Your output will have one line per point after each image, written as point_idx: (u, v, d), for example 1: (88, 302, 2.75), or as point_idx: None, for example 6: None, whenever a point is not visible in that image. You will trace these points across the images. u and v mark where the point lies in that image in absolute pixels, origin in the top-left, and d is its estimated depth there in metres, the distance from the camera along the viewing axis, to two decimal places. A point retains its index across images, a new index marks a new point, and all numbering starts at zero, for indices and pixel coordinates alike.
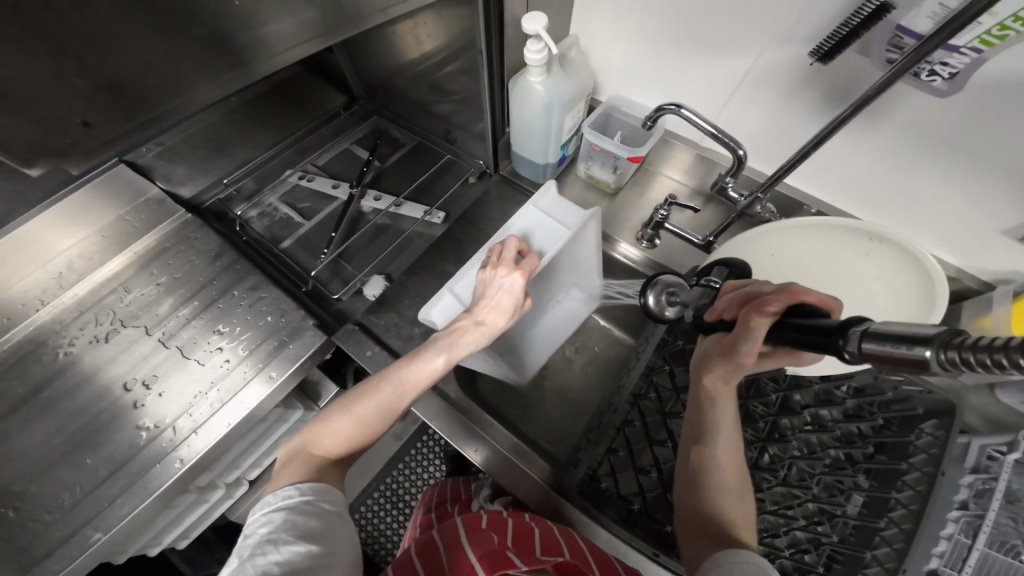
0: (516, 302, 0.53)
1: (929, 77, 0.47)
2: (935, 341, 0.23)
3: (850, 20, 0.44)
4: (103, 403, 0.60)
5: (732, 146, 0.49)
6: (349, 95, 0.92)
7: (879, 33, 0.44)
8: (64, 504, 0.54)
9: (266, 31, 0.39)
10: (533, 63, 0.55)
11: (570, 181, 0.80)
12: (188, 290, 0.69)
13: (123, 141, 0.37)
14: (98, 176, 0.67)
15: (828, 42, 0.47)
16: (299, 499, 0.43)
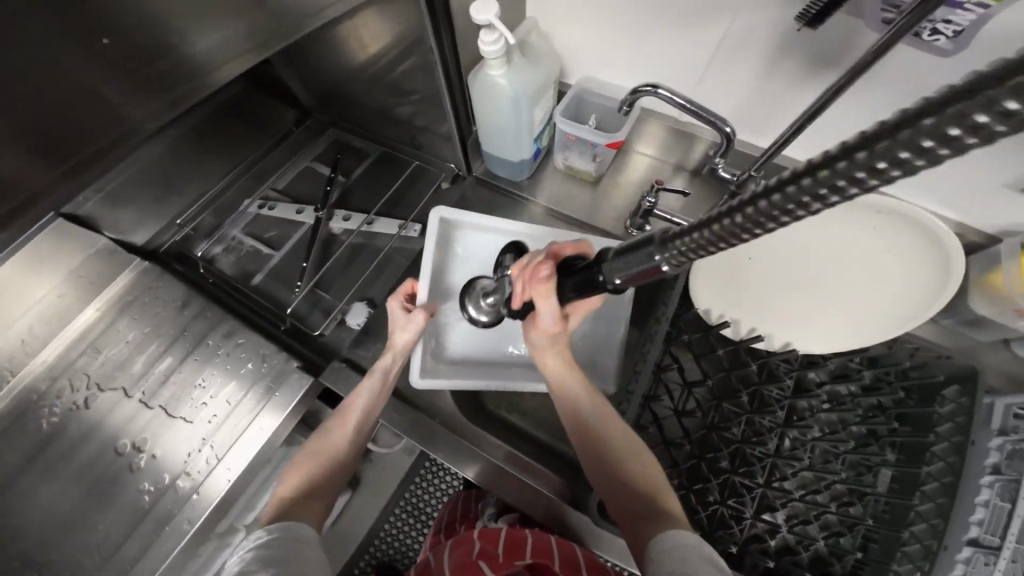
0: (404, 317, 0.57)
1: (931, 37, 0.43)
2: (658, 243, 0.27)
3: None
4: (104, 464, 0.56)
5: (717, 124, 0.45)
6: (300, 108, 0.85)
7: None
8: (91, 566, 0.52)
9: (188, 52, 0.35)
10: (490, 55, 0.50)
11: (548, 174, 0.76)
12: (161, 343, 0.64)
13: None
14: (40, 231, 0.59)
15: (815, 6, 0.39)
16: (265, 537, 0.41)
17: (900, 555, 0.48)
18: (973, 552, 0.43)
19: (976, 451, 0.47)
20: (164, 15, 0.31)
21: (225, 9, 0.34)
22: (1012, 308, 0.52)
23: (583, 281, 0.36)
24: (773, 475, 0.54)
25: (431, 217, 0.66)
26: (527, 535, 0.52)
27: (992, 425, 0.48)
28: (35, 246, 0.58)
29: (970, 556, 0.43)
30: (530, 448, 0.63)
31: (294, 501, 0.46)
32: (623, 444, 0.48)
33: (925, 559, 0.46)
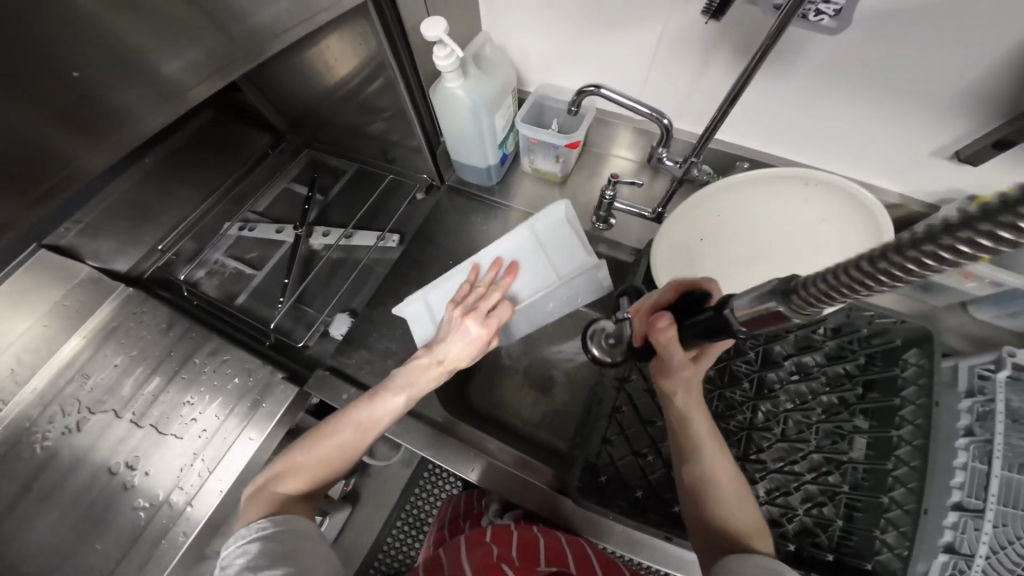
0: (479, 348, 0.56)
1: (815, 17, 0.43)
2: (776, 292, 0.24)
3: None
4: (96, 488, 0.57)
5: (655, 117, 0.48)
6: (274, 131, 0.88)
7: None
8: None
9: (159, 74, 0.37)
10: (445, 69, 0.53)
11: (518, 179, 0.79)
12: (148, 365, 0.65)
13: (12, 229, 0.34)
14: (20, 264, 0.62)
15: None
16: (271, 529, 0.43)
17: (884, 522, 0.47)
18: (960, 517, 0.44)
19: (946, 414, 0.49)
20: (142, 48, 0.34)
21: (186, 34, 0.36)
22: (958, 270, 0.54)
23: (704, 328, 0.34)
24: (749, 448, 0.57)
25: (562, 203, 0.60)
26: (538, 537, 0.50)
27: (960, 387, 0.50)
28: (10, 280, 0.62)
29: (958, 521, 0.44)
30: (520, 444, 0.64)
31: (289, 499, 0.47)
32: (720, 475, 0.44)
33: (907, 524, 0.45)
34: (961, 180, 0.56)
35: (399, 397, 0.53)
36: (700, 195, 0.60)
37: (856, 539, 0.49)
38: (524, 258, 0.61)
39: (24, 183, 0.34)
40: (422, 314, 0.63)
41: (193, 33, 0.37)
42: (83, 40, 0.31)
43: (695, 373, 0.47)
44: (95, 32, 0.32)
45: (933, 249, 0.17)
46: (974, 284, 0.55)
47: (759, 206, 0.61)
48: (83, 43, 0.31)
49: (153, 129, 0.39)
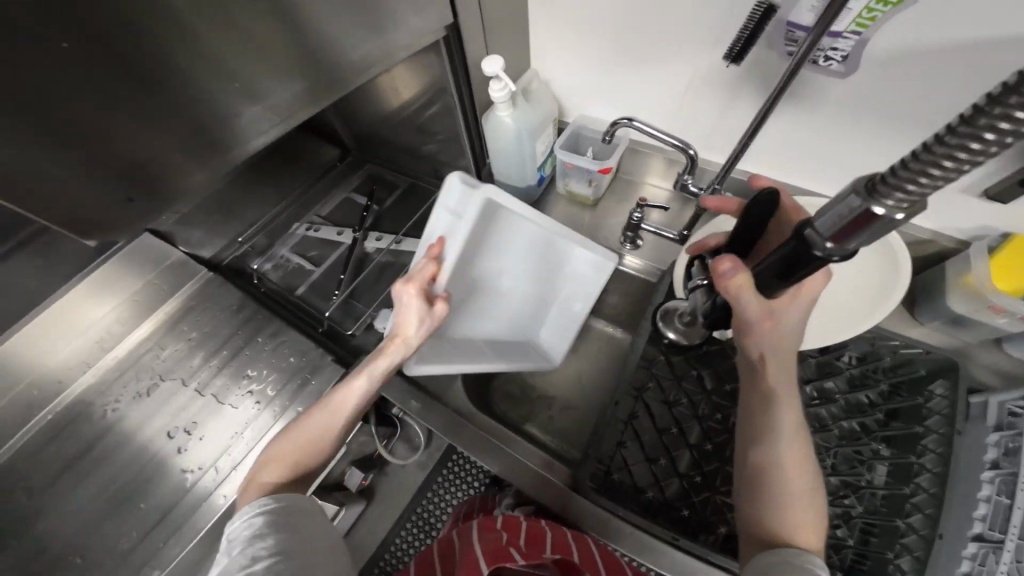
0: (425, 308, 0.56)
1: (826, 62, 0.53)
2: (855, 194, 0.29)
3: (749, 20, 0.51)
4: (146, 457, 0.66)
5: (682, 147, 0.54)
6: (342, 147, 1.00)
7: (777, 28, 0.51)
8: (123, 548, 0.60)
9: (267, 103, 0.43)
10: (499, 100, 0.61)
11: (553, 199, 0.86)
12: (217, 341, 0.75)
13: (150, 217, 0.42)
14: (119, 251, 0.72)
15: (736, 45, 0.54)
16: (273, 503, 0.49)
17: (899, 546, 0.48)
18: (979, 547, 0.44)
19: (968, 444, 0.50)
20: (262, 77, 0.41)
21: (294, 74, 0.44)
22: (988, 304, 0.55)
23: (794, 254, 0.38)
24: None
25: (452, 175, 0.62)
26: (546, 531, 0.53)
27: (989, 422, 0.51)
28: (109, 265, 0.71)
29: (976, 552, 0.44)
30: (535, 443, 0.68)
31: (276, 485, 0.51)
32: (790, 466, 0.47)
33: (921, 548, 0.47)
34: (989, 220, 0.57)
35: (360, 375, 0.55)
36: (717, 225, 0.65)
37: (870, 563, 0.49)
38: (455, 233, 0.62)
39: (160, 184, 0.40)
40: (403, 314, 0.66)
41: (295, 64, 0.43)
42: (214, 74, 0.37)
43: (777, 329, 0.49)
44: (224, 70, 0.38)
45: (1000, 115, 0.21)
46: (1006, 318, 0.55)
47: None
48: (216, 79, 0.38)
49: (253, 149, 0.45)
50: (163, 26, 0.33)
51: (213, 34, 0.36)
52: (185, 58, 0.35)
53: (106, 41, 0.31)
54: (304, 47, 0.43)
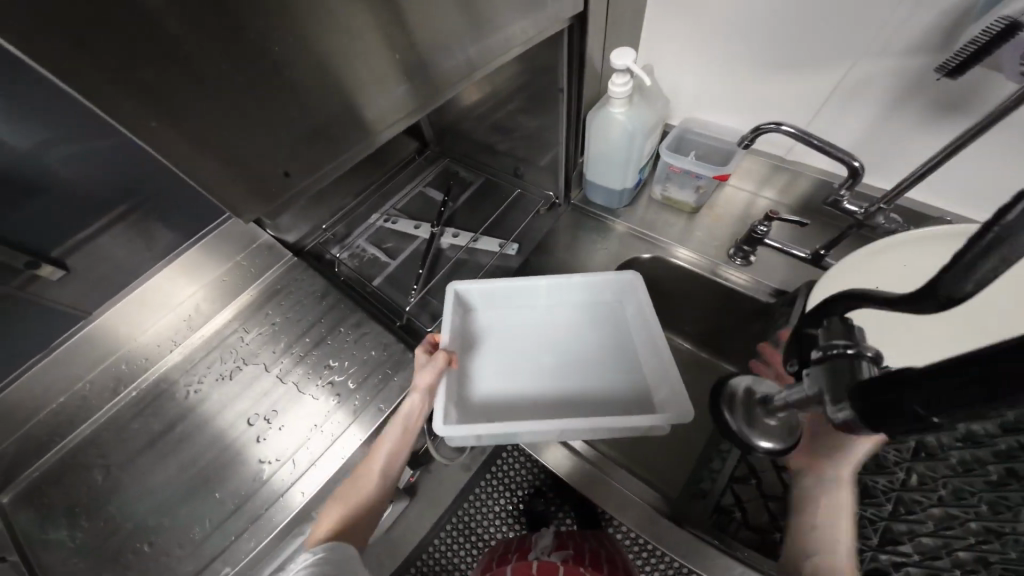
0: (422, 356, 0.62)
1: None
2: None
3: (980, 36, 0.41)
4: (229, 439, 0.66)
5: (842, 156, 0.48)
6: (421, 142, 1.00)
7: (1016, 47, 0.40)
8: (194, 538, 0.58)
9: (392, 95, 0.44)
10: (618, 95, 0.58)
11: (643, 204, 0.82)
12: (299, 328, 0.75)
13: (280, 204, 0.43)
14: (217, 229, 0.75)
15: (956, 58, 0.44)
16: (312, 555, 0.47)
17: None
18: None
19: None
20: (362, 78, 0.41)
21: (412, 71, 0.44)
22: None
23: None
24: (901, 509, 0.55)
25: (448, 290, 0.70)
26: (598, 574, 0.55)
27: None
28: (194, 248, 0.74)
29: None
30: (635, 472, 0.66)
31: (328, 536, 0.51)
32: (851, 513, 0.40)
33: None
34: None
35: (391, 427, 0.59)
36: (859, 256, 0.57)
37: None
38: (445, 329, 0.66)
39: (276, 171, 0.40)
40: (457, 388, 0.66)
41: (416, 55, 0.43)
42: (312, 80, 0.38)
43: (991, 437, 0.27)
44: (327, 74, 0.38)
45: None
46: None
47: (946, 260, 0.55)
48: (346, 67, 0.39)
49: (379, 140, 0.46)
50: (295, 12, 0.34)
51: (347, 29, 0.37)
52: (282, 52, 0.35)
53: (218, 35, 0.31)
54: (410, 48, 0.42)
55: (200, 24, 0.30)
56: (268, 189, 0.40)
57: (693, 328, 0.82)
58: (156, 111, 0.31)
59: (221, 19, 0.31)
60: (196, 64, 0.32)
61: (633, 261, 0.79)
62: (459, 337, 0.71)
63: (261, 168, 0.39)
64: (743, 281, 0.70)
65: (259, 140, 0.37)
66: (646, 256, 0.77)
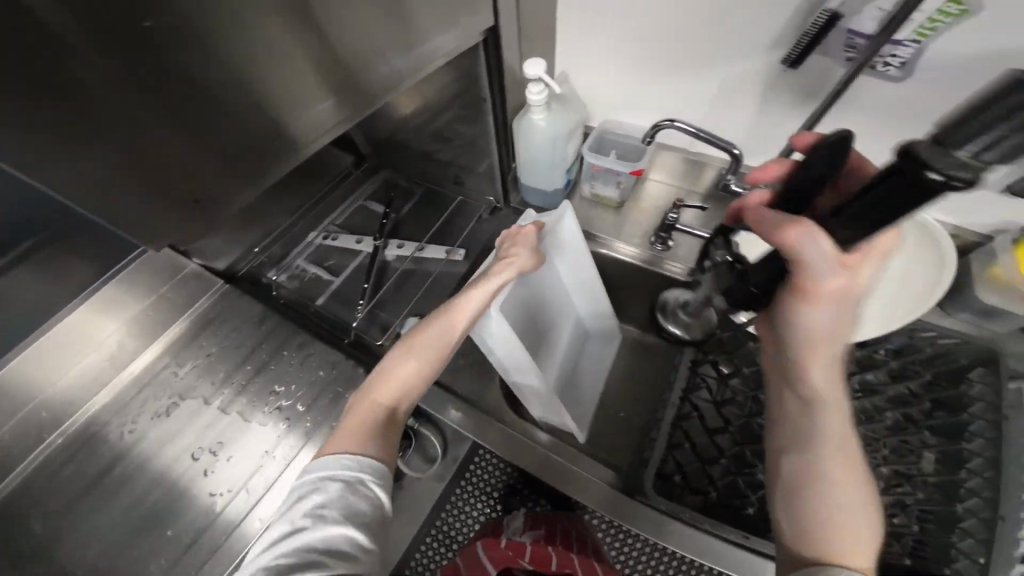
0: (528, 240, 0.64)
1: (885, 68, 0.55)
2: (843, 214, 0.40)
3: (811, 28, 0.50)
4: (172, 478, 0.62)
5: (726, 147, 0.54)
6: (357, 154, 0.97)
7: (836, 35, 0.51)
8: None
9: (316, 108, 0.44)
10: (535, 102, 0.62)
11: (577, 203, 0.87)
12: (240, 356, 0.72)
13: (198, 228, 0.43)
14: (131, 263, 0.73)
15: (795, 51, 0.53)
16: (358, 468, 0.46)
17: (958, 532, 0.51)
18: None
19: (1013, 428, 0.51)
20: (288, 95, 0.41)
21: (335, 82, 0.44)
22: (1016, 295, 0.58)
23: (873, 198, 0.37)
24: None
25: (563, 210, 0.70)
26: (574, 559, 0.55)
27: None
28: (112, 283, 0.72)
29: None
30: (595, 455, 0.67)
31: (366, 432, 0.50)
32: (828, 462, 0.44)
33: (985, 532, 0.49)
34: (1012, 213, 0.62)
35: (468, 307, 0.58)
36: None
37: (932, 550, 0.52)
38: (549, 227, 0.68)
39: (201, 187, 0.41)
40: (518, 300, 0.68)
41: (338, 65, 0.44)
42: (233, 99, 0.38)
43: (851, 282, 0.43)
44: (248, 95, 0.39)
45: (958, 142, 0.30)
46: None
47: None
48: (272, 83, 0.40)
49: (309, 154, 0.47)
50: (207, 38, 0.34)
51: (268, 48, 0.38)
52: (199, 77, 0.35)
53: (118, 59, 0.31)
54: (334, 63, 0.43)
55: (101, 53, 0.31)
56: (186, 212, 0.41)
57: (635, 314, 0.87)
58: (57, 137, 0.32)
59: (120, 41, 0.31)
60: (103, 91, 0.32)
61: None
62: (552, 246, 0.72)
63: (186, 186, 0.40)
64: (669, 265, 0.76)
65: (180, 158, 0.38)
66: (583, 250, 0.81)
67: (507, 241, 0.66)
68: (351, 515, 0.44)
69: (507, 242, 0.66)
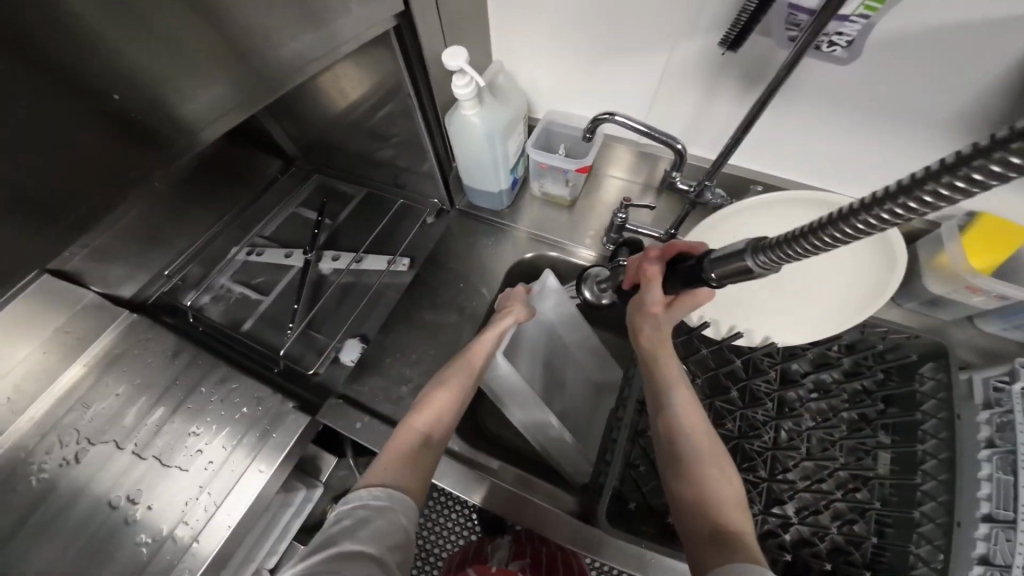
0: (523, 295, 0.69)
1: (830, 48, 0.50)
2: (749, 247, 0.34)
3: (744, 11, 0.46)
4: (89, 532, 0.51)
5: (670, 142, 0.50)
6: (284, 158, 0.90)
7: (776, 12, 0.46)
8: None
9: (200, 90, 0.36)
10: (463, 97, 0.55)
11: (527, 202, 0.82)
12: (152, 396, 0.61)
13: (60, 244, 0.35)
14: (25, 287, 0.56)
15: (733, 32, 0.49)
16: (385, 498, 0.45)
17: (916, 537, 0.52)
18: (990, 528, 0.47)
19: (966, 427, 0.53)
20: (163, 75, 0.33)
21: (216, 62, 0.36)
22: (964, 284, 0.58)
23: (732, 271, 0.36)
24: (775, 468, 0.59)
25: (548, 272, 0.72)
26: None
27: (977, 400, 0.55)
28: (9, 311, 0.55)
29: (988, 532, 0.47)
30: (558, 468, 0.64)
31: (397, 467, 0.48)
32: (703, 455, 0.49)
33: (942, 537, 0.50)
34: (955, 200, 0.60)
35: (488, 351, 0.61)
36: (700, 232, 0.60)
37: (889, 553, 0.53)
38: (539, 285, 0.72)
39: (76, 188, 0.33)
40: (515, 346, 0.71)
41: (218, 40, 0.35)
42: (96, 80, 0.31)
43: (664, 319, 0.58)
44: (111, 74, 0.31)
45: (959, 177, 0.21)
46: (980, 297, 0.59)
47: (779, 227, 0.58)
48: (139, 55, 0.31)
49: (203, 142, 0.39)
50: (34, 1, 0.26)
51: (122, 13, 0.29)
52: (46, 51, 0.28)
53: None
54: (215, 35, 0.35)
55: None
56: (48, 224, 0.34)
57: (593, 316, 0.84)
58: None
59: None
60: None
61: (521, 262, 0.80)
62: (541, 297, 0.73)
63: (42, 191, 0.32)
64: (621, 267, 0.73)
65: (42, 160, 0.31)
66: (531, 255, 0.79)
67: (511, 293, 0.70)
68: (378, 537, 0.42)
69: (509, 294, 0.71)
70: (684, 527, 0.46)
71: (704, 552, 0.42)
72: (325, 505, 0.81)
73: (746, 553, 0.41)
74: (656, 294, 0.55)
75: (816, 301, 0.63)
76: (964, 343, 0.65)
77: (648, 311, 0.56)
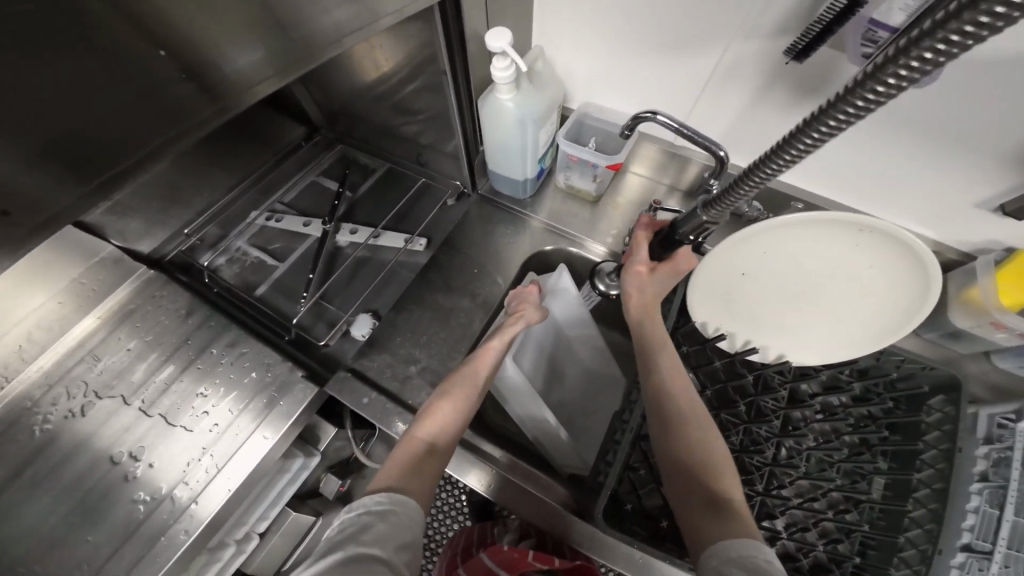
0: (535, 295, 0.69)
1: None
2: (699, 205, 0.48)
3: (825, 14, 0.44)
4: (91, 481, 0.52)
5: (711, 147, 0.48)
6: (308, 126, 0.89)
7: (854, 26, 0.44)
8: None
9: (235, 55, 0.34)
10: (501, 80, 0.54)
11: (550, 193, 0.81)
12: (162, 353, 0.61)
13: (75, 210, 0.33)
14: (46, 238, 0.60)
15: (803, 40, 0.48)
16: (387, 503, 0.46)
17: (897, 560, 0.53)
18: (966, 557, 0.48)
19: (963, 459, 0.53)
20: (190, 67, 0.32)
21: (252, 29, 0.34)
22: (989, 320, 0.57)
23: (691, 227, 0.51)
24: (771, 484, 0.60)
25: (563, 267, 0.74)
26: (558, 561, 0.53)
27: (979, 434, 0.55)
28: (37, 255, 0.59)
29: (964, 561, 0.48)
30: (562, 463, 0.65)
31: (400, 475, 0.50)
32: (695, 428, 0.51)
33: (921, 562, 0.51)
34: (996, 233, 0.58)
35: (496, 352, 0.62)
36: (724, 247, 0.58)
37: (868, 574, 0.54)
38: (552, 284, 0.74)
39: (80, 172, 0.32)
40: (529, 344, 0.72)
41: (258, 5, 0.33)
42: (108, 72, 0.29)
43: (652, 282, 0.61)
44: (126, 63, 0.30)
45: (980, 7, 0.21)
46: (1004, 334, 0.58)
47: (806, 244, 0.56)
48: (183, 12, 0.30)
49: (236, 110, 0.37)
50: None
51: None
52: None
53: None
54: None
55: None
56: (74, 184, 0.32)
57: (605, 315, 0.83)
58: None
59: None
60: None
61: (538, 253, 0.79)
62: (557, 296, 0.75)
63: (70, 139, 0.30)
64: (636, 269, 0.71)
65: (47, 133, 0.29)
66: (549, 247, 0.79)
67: (523, 292, 0.70)
68: (381, 540, 0.43)
69: (519, 293, 0.71)
70: (677, 503, 0.47)
71: (701, 528, 0.43)
72: (319, 474, 0.82)
73: (744, 528, 0.42)
74: (644, 252, 0.62)
75: (825, 313, 0.61)
76: (976, 378, 0.65)
77: (635, 269, 0.62)
